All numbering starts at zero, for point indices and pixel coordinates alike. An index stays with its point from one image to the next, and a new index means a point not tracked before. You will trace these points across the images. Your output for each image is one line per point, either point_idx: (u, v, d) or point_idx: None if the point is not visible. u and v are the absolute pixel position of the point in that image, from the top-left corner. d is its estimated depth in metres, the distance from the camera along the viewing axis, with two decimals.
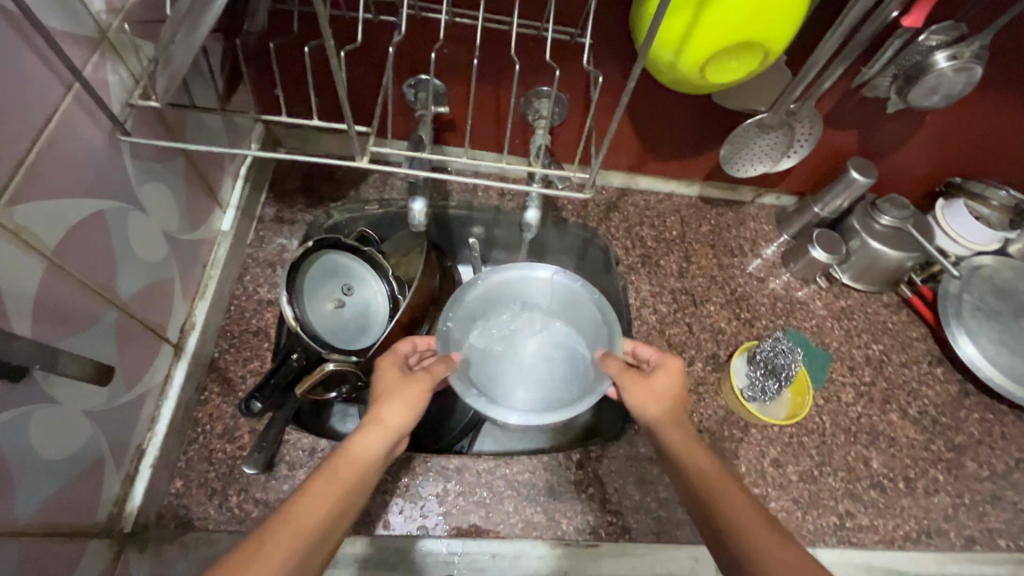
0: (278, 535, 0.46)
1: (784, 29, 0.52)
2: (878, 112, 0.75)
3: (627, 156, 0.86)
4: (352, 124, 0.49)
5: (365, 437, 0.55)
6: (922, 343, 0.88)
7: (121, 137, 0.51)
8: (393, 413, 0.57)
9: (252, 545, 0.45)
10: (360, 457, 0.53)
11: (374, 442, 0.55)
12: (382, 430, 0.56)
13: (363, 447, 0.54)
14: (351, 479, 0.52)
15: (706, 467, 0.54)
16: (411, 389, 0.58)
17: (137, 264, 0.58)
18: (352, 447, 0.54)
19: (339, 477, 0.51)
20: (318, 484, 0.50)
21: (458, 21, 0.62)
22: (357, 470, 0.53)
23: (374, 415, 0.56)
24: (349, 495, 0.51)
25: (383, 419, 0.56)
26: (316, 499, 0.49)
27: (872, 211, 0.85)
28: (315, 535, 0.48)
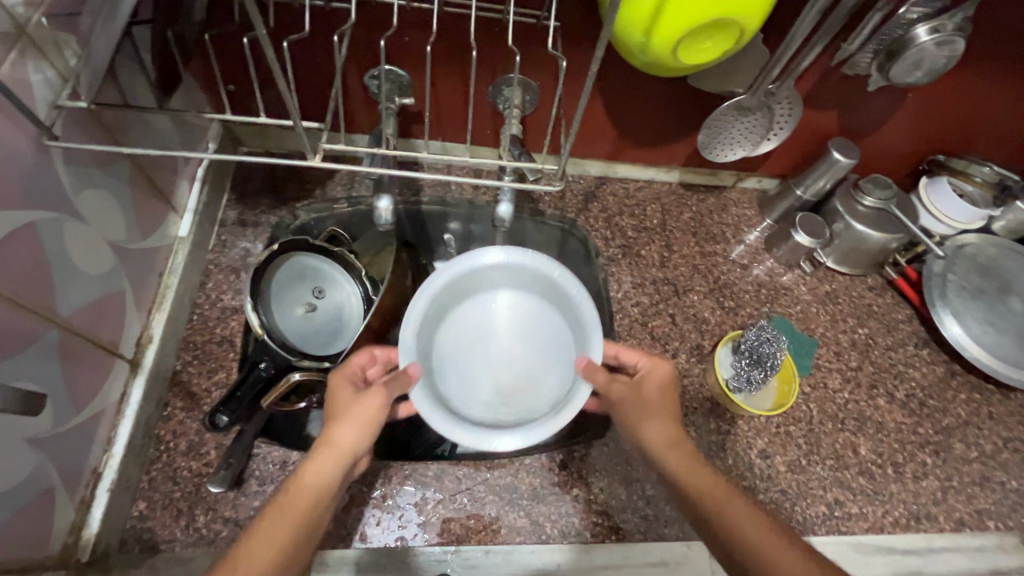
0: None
1: (759, 5, 0.49)
2: (859, 91, 0.73)
3: (603, 144, 0.83)
4: (299, 120, 0.46)
5: (314, 467, 0.49)
6: (908, 325, 0.87)
7: (49, 142, 0.47)
8: (345, 435, 0.51)
9: None
10: (308, 488, 0.48)
11: (325, 470, 0.49)
12: (334, 455, 0.50)
13: (313, 476, 0.49)
14: (301, 513, 0.47)
15: (729, 505, 0.48)
16: (361, 406, 0.52)
17: (80, 278, 0.54)
18: (299, 479, 0.48)
19: (294, 511, 0.47)
20: (266, 522, 0.46)
21: (415, 7, 0.59)
22: (308, 502, 0.47)
23: (324, 439, 0.51)
24: (301, 533, 0.46)
25: (339, 445, 0.51)
26: (262, 541, 0.44)
27: (854, 192, 0.83)
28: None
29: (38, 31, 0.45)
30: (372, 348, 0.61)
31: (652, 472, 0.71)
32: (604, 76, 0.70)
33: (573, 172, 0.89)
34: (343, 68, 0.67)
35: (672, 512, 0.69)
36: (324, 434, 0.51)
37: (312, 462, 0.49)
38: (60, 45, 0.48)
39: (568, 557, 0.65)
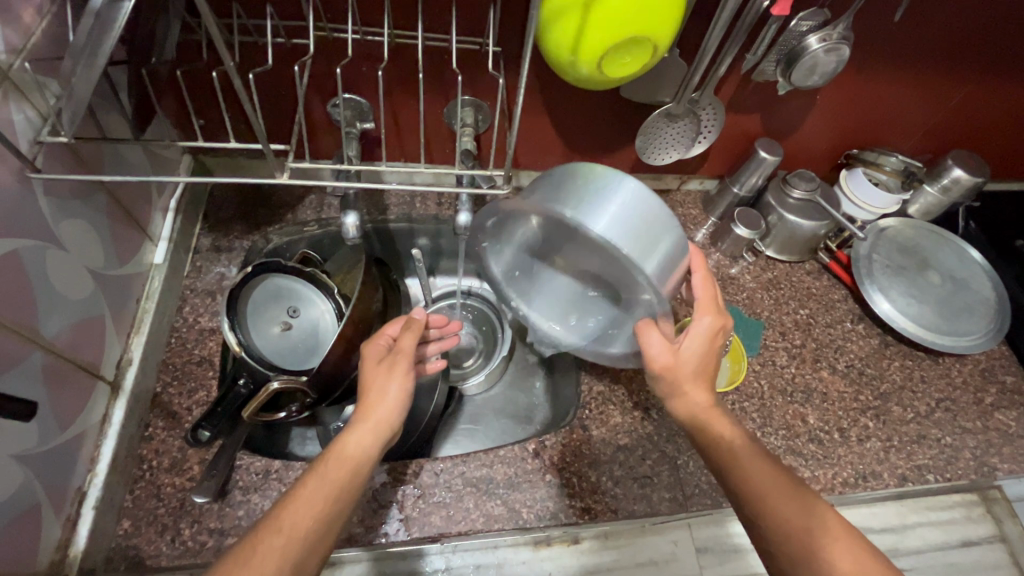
0: (272, 538, 0.48)
1: (667, 24, 0.57)
2: (773, 95, 0.82)
3: (554, 157, 0.91)
4: (268, 143, 0.51)
5: (354, 435, 0.57)
6: (844, 304, 0.95)
7: (32, 175, 0.51)
8: (380, 408, 0.59)
9: (245, 551, 0.47)
10: (348, 454, 0.55)
11: (366, 438, 0.57)
12: (369, 426, 0.58)
13: (354, 445, 0.56)
14: (340, 477, 0.53)
15: (746, 459, 0.56)
16: (393, 380, 0.61)
17: (61, 303, 0.57)
18: (341, 445, 0.56)
19: (333, 474, 0.54)
20: (308, 486, 0.52)
21: (369, 39, 0.65)
22: (348, 468, 0.54)
23: (361, 412, 0.59)
24: (340, 496, 0.52)
25: (376, 416, 0.59)
26: (307, 500, 0.51)
27: (785, 186, 0.92)
28: (308, 538, 0.49)
29: (20, 75, 0.50)
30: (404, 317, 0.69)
31: (620, 454, 0.76)
32: (547, 92, 0.78)
33: None
34: (307, 98, 0.73)
35: (640, 490, 0.74)
36: (361, 406, 0.59)
37: (353, 431, 0.57)
38: (39, 87, 0.52)
39: (548, 560, 0.71)
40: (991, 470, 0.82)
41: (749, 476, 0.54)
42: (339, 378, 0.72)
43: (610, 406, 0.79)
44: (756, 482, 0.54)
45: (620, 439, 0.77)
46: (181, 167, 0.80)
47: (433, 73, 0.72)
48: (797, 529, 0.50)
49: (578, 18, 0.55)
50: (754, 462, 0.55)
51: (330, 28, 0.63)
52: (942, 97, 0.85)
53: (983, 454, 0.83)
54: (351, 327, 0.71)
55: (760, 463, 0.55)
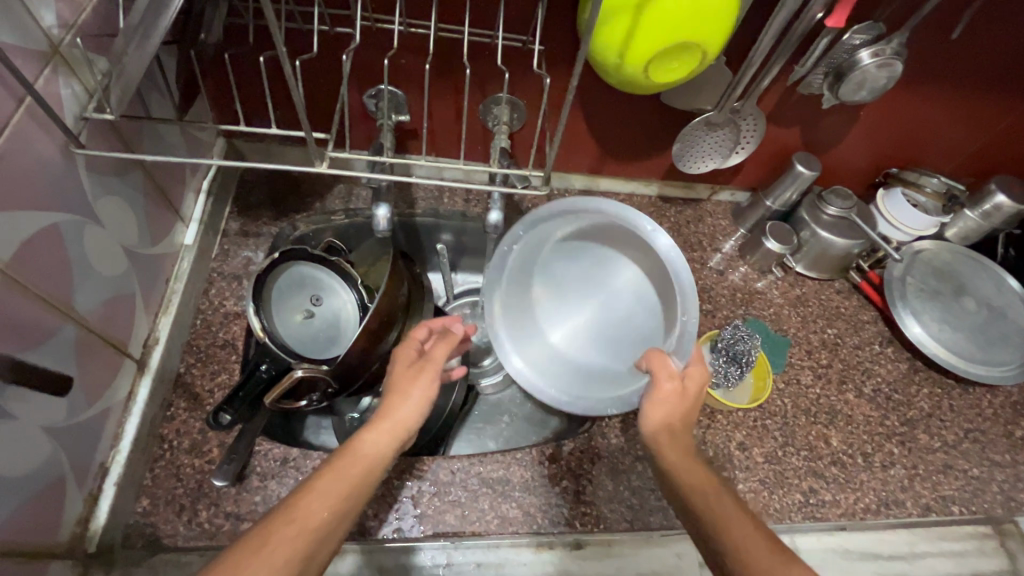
0: (284, 529, 0.46)
1: (718, 30, 0.55)
2: (816, 109, 0.80)
3: (586, 160, 0.90)
4: (310, 132, 0.51)
5: (373, 434, 0.56)
6: (873, 325, 0.93)
7: (75, 150, 0.51)
8: (401, 411, 0.58)
9: (255, 542, 0.45)
10: (366, 453, 0.55)
11: (385, 439, 0.56)
12: (389, 426, 0.57)
13: (372, 444, 0.55)
14: (357, 474, 0.52)
15: (717, 500, 0.52)
16: (417, 384, 0.61)
17: (94, 279, 0.57)
18: (361, 442, 0.55)
19: (350, 470, 0.52)
20: (323, 479, 0.51)
21: (412, 32, 0.65)
22: (364, 466, 0.53)
23: (381, 412, 0.58)
24: (355, 492, 0.51)
25: (396, 418, 0.58)
26: (323, 492, 0.49)
27: (820, 201, 0.90)
28: (319, 531, 0.48)
29: (70, 51, 0.50)
30: (430, 324, 0.70)
31: (638, 464, 0.75)
32: (585, 93, 0.77)
33: (559, 185, 0.95)
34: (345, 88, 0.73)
35: (656, 502, 0.73)
36: (385, 408, 0.59)
37: (372, 430, 0.56)
38: (88, 62, 0.52)
39: (551, 563, 0.69)
40: (1018, 506, 0.80)
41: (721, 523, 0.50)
42: (359, 369, 0.72)
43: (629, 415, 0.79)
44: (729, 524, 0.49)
45: (639, 449, 0.76)
46: (215, 150, 0.80)
47: (473, 69, 0.71)
48: None
49: (628, 21, 0.54)
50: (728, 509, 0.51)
51: (375, 19, 0.63)
52: (990, 119, 0.83)
53: (1010, 489, 0.81)
54: (376, 320, 0.71)
55: (738, 512, 0.51)
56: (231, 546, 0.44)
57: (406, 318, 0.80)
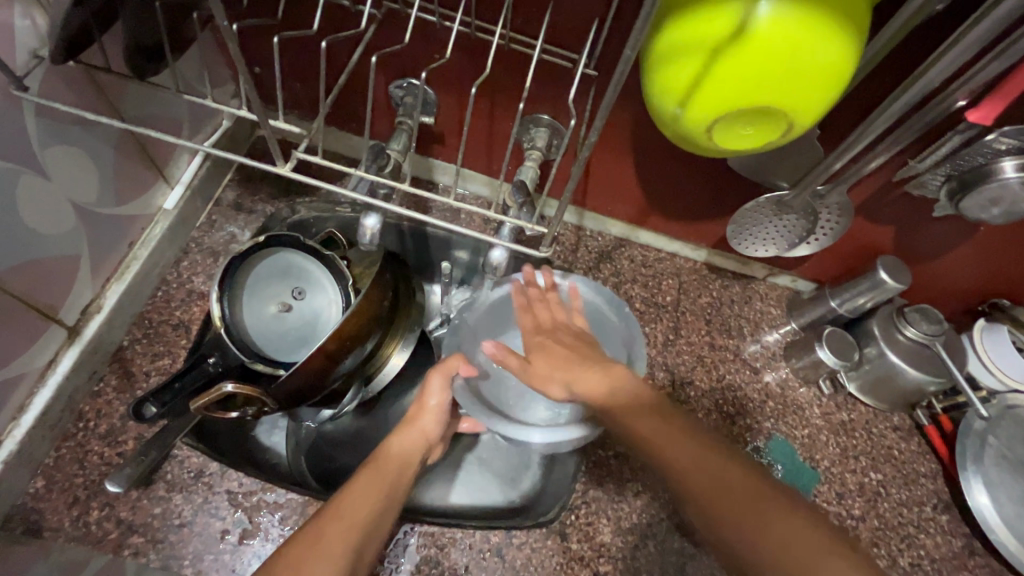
0: (339, 525, 0.49)
1: (815, 100, 0.42)
2: (924, 213, 0.64)
3: (628, 207, 0.77)
4: (267, 121, 0.42)
5: (400, 440, 0.59)
6: (929, 482, 0.76)
7: (16, 93, 0.45)
8: (429, 418, 0.61)
9: (311, 536, 0.47)
10: (394, 458, 0.58)
11: (411, 443, 0.60)
12: (416, 432, 0.60)
13: (398, 448, 0.59)
14: (391, 473, 0.56)
15: (633, 413, 0.50)
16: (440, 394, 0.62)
17: (23, 234, 0.50)
18: (387, 449, 0.58)
19: (383, 474, 0.55)
20: (362, 478, 0.54)
21: (444, 25, 0.55)
22: (394, 467, 0.57)
23: (408, 420, 0.61)
24: (390, 490, 0.54)
25: (421, 425, 0.61)
26: (361, 495, 0.52)
27: (897, 318, 0.72)
28: (365, 524, 0.50)
29: None
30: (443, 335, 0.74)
31: None
32: (638, 135, 0.65)
33: (593, 227, 0.83)
34: (366, 74, 0.64)
35: None
36: (409, 414, 0.61)
37: (398, 437, 0.59)
38: None
39: None
40: None
41: (648, 438, 0.48)
42: (311, 391, 0.62)
43: (600, 518, 0.68)
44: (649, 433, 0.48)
45: (601, 565, 0.66)
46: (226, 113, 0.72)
47: (510, 82, 0.60)
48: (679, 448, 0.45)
49: (698, 64, 0.41)
50: (643, 418, 0.49)
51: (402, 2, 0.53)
52: None
53: None
54: (335, 342, 0.60)
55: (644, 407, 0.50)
56: (292, 540, 0.47)
57: (391, 323, 0.70)
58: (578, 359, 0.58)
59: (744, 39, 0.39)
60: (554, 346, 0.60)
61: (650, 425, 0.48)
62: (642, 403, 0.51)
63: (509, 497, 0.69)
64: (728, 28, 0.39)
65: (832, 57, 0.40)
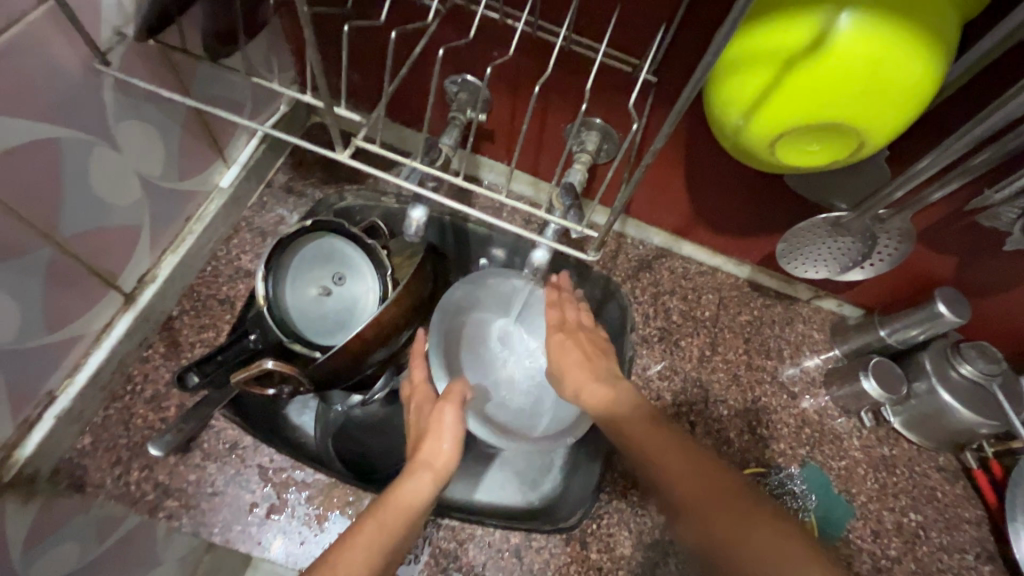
0: None
1: (892, 121, 0.40)
2: (992, 246, 0.61)
3: (673, 216, 0.76)
4: (331, 109, 0.43)
5: (414, 481, 0.53)
6: (973, 529, 0.72)
7: (99, 67, 0.47)
8: (442, 455, 0.56)
9: None
10: (405, 502, 0.51)
11: (423, 487, 0.53)
12: (431, 474, 0.54)
13: (413, 491, 0.52)
14: (398, 521, 0.49)
15: (650, 441, 0.50)
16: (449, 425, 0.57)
17: (91, 201, 0.52)
18: (398, 492, 0.52)
19: (392, 518, 0.49)
20: (370, 524, 0.48)
21: (507, 23, 0.55)
22: (404, 515, 0.50)
23: (420, 457, 0.55)
24: (396, 543, 0.48)
25: (437, 464, 0.55)
26: (358, 549, 0.46)
27: (952, 354, 0.69)
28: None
29: None
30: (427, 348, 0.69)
31: None
32: (692, 145, 0.63)
33: (635, 235, 0.82)
34: (424, 67, 0.64)
35: None
36: (422, 453, 0.56)
37: (411, 478, 0.53)
38: None
39: None
40: None
41: (660, 471, 0.48)
42: (346, 374, 0.63)
43: (622, 530, 0.67)
44: (660, 464, 0.48)
45: None
46: (283, 98, 0.75)
47: (567, 83, 0.60)
48: (689, 488, 0.45)
49: (769, 76, 0.40)
50: (659, 445, 0.49)
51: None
52: None
53: None
54: (373, 330, 0.61)
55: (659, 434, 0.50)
56: None
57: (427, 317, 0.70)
58: (590, 366, 0.63)
59: (822, 52, 0.38)
60: (576, 349, 0.65)
61: (665, 458, 0.48)
62: (647, 422, 0.53)
63: (528, 499, 0.69)
64: (806, 38, 0.38)
65: (916, 74, 0.38)
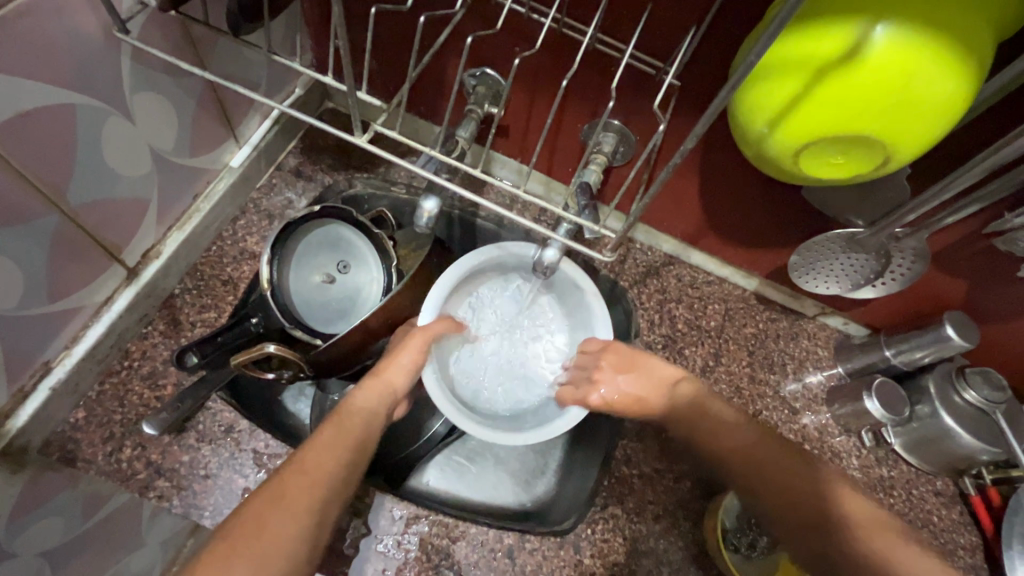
0: (295, 484, 0.46)
1: (922, 135, 0.40)
2: (1006, 272, 0.60)
3: (683, 223, 0.75)
4: (355, 92, 0.42)
5: (364, 392, 0.57)
6: (966, 555, 0.72)
7: (118, 36, 0.46)
8: (397, 373, 0.59)
9: (271, 495, 0.46)
10: (357, 411, 0.55)
11: (375, 398, 0.57)
12: (382, 387, 0.58)
13: (362, 401, 0.56)
14: (353, 428, 0.53)
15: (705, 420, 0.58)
16: (410, 350, 0.60)
17: (100, 171, 0.51)
18: (350, 404, 0.56)
19: (346, 427, 0.53)
20: (326, 433, 0.52)
21: (532, 18, 0.54)
22: (359, 421, 0.54)
23: (375, 373, 0.59)
24: (358, 443, 0.53)
25: (387, 377, 0.59)
26: (326, 446, 0.50)
27: (957, 378, 0.68)
28: (327, 480, 0.48)
29: None
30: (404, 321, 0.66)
31: None
32: (709, 152, 0.63)
33: (643, 240, 0.81)
34: (445, 58, 0.64)
35: None
36: (378, 368, 0.60)
37: (361, 390, 0.57)
38: None
39: None
40: None
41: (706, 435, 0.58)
42: (345, 364, 0.62)
43: (616, 536, 0.66)
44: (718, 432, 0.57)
45: None
46: (299, 80, 0.73)
47: (588, 83, 0.60)
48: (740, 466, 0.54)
49: (798, 85, 0.40)
50: (712, 424, 0.58)
51: None
52: None
53: None
54: (378, 319, 0.60)
55: (718, 420, 0.58)
56: (247, 503, 0.45)
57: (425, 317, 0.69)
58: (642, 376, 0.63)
59: (856, 63, 0.37)
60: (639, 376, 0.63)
61: (709, 425, 0.58)
62: (698, 406, 0.59)
63: (520, 499, 0.68)
64: (839, 50, 0.37)
65: (947, 93, 0.37)
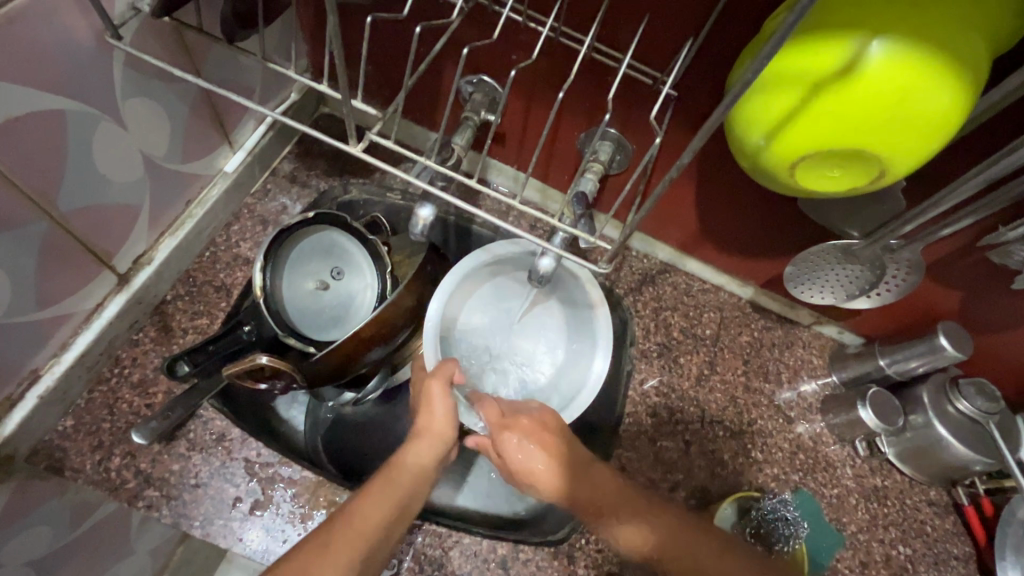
0: (346, 535, 0.47)
1: (918, 149, 0.40)
2: (1000, 284, 0.61)
3: (678, 232, 0.75)
4: (350, 101, 0.42)
5: (415, 448, 0.57)
6: (959, 565, 0.72)
7: (111, 41, 0.45)
8: (439, 424, 0.59)
9: (319, 544, 0.46)
10: (405, 466, 0.55)
11: (423, 453, 0.57)
12: (430, 441, 0.58)
13: (413, 456, 0.56)
14: (401, 485, 0.53)
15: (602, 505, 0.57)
16: (450, 402, 0.60)
17: (91, 176, 0.51)
18: (400, 459, 0.56)
19: (393, 482, 0.53)
20: (375, 488, 0.52)
21: (529, 26, 0.54)
22: (403, 477, 0.54)
23: (421, 427, 0.59)
24: (402, 501, 0.52)
25: (432, 430, 0.59)
26: (375, 501, 0.51)
27: (951, 389, 0.68)
28: (374, 535, 0.49)
29: None
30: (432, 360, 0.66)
31: None
32: (706, 162, 0.63)
33: (639, 248, 0.81)
34: (442, 65, 0.64)
35: None
36: (419, 423, 0.59)
37: (411, 446, 0.57)
38: None
39: None
40: None
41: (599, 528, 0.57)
42: (339, 373, 0.61)
43: (611, 547, 0.66)
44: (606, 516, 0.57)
45: None
46: (294, 86, 0.73)
47: (584, 92, 0.60)
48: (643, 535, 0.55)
49: (795, 99, 0.40)
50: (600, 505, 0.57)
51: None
52: None
53: None
54: (372, 328, 0.59)
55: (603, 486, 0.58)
56: (297, 546, 0.46)
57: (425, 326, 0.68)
58: None
59: (851, 79, 0.37)
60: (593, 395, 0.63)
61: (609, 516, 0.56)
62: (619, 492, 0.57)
63: (514, 508, 0.68)
64: (836, 64, 0.38)
65: (943, 108, 0.37)
